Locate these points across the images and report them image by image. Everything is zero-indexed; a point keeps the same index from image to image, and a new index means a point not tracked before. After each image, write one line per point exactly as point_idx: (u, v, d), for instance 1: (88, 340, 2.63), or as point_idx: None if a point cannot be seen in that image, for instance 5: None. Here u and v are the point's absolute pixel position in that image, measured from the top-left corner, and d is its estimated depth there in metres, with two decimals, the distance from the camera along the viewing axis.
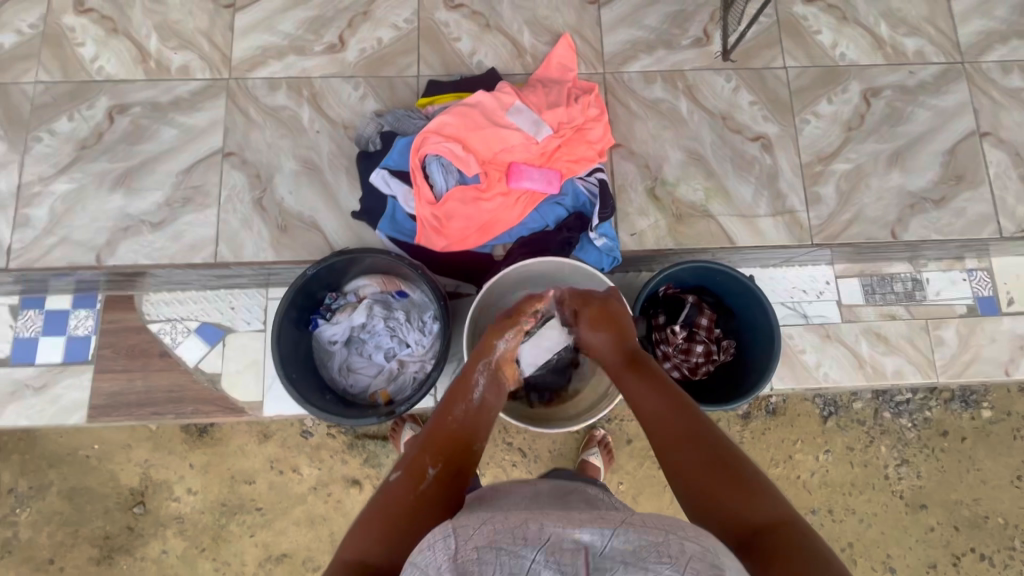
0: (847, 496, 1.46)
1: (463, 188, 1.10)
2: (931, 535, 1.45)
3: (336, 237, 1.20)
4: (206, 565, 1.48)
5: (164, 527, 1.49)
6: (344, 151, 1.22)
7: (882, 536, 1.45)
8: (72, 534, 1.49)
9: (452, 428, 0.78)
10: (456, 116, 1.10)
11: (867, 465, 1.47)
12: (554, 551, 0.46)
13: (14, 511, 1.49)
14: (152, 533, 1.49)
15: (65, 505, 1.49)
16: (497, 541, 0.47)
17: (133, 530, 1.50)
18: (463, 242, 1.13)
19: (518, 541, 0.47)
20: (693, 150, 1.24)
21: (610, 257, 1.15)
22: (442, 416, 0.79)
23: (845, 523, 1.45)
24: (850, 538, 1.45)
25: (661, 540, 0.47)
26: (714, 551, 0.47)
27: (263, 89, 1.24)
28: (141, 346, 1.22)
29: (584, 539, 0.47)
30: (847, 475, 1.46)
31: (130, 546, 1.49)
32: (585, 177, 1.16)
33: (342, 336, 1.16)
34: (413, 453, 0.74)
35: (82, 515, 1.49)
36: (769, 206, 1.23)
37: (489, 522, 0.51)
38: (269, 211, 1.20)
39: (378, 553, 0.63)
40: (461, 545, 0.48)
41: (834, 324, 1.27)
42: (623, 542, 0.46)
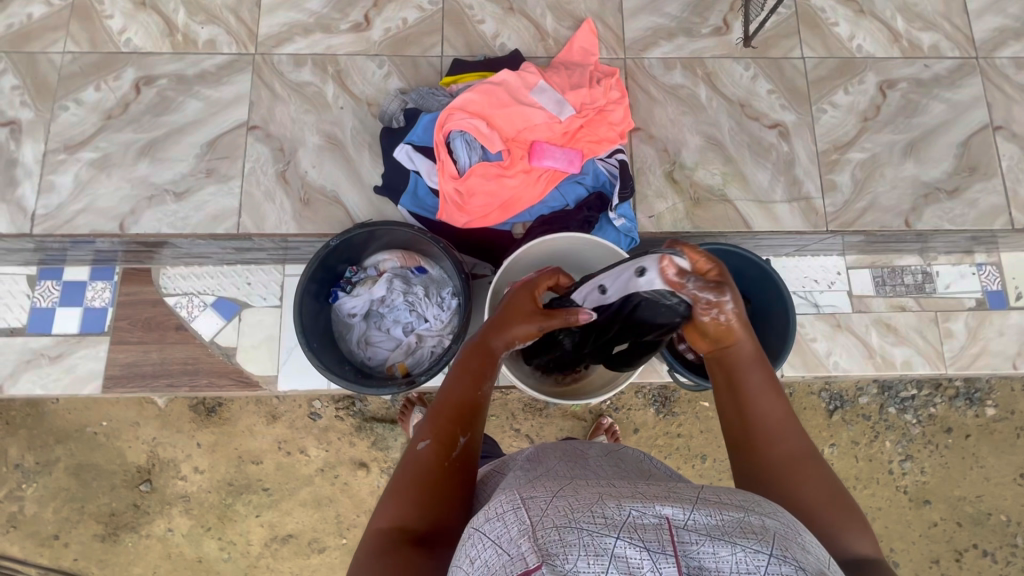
0: (850, 490, 1.47)
1: (486, 164, 1.11)
2: (934, 530, 1.47)
3: (357, 212, 1.21)
4: (212, 544, 1.49)
5: (170, 505, 1.49)
6: (367, 127, 1.23)
7: (886, 530, 1.46)
8: (78, 510, 1.49)
9: (479, 401, 0.76)
10: (481, 94, 1.12)
11: (872, 459, 1.48)
12: (638, 528, 0.46)
13: (21, 486, 1.49)
14: (158, 511, 1.49)
15: (72, 481, 1.49)
16: (576, 520, 0.48)
17: (138, 508, 1.50)
18: (485, 218, 1.14)
19: (597, 520, 0.48)
20: (712, 136, 1.26)
21: (629, 238, 1.17)
22: (469, 388, 0.76)
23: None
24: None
25: (742, 517, 0.49)
26: (792, 528, 0.50)
27: (289, 65, 1.25)
28: (157, 318, 1.23)
29: (665, 514, 0.48)
30: (851, 469, 1.48)
31: (136, 524, 1.49)
32: (606, 158, 1.18)
33: (361, 309, 1.17)
34: (440, 422, 0.72)
35: (88, 491, 1.49)
36: (785, 193, 1.25)
37: (560, 499, 0.52)
38: (291, 184, 1.21)
39: (418, 519, 0.64)
40: (538, 523, 0.48)
41: (844, 313, 1.29)
42: (704, 517, 0.48)
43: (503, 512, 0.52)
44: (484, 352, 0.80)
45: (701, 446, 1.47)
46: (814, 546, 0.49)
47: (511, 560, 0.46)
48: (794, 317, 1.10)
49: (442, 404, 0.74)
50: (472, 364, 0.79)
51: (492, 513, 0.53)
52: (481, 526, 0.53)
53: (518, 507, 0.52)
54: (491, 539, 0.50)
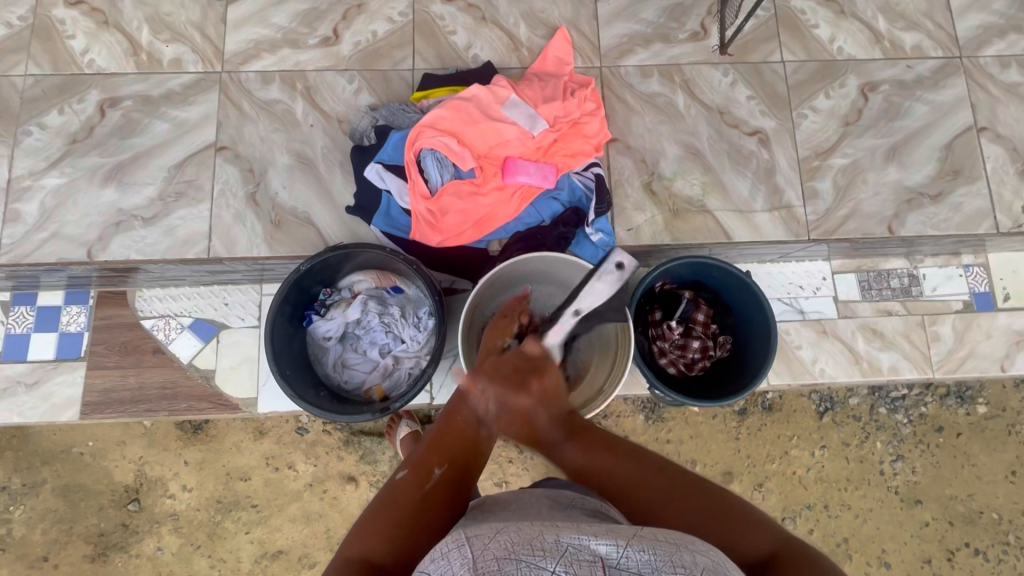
0: (842, 491, 1.46)
1: (458, 182, 1.09)
2: (926, 530, 1.46)
3: (330, 233, 1.19)
4: (202, 562, 1.48)
5: (159, 524, 1.48)
6: (338, 145, 1.21)
7: (877, 531, 1.45)
8: (66, 531, 1.48)
9: (460, 428, 0.77)
10: (451, 110, 1.09)
11: (862, 460, 1.47)
12: (574, 561, 0.45)
13: (8, 509, 1.48)
14: (147, 530, 1.48)
15: (59, 502, 1.48)
16: (516, 551, 0.47)
17: (128, 527, 1.49)
18: (459, 237, 1.12)
19: (537, 552, 0.47)
20: (690, 145, 1.23)
21: (607, 253, 1.15)
22: (453, 416, 0.78)
23: (841, 518, 1.46)
24: (845, 534, 1.45)
25: (674, 552, 0.48)
26: (724, 565, 0.48)
27: (257, 82, 1.22)
28: (132, 342, 1.20)
29: (600, 551, 0.47)
30: (842, 470, 1.47)
31: (125, 544, 1.48)
32: (582, 171, 1.15)
33: (336, 331, 1.15)
34: (421, 453, 0.73)
35: (76, 512, 1.48)
36: (765, 202, 1.23)
37: (504, 534, 0.51)
38: (263, 206, 1.19)
39: (384, 553, 0.61)
40: (478, 556, 0.47)
41: (830, 319, 1.27)
42: (638, 554, 0.47)
43: (447, 550, 0.51)
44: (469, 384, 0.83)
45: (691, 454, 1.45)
46: None
47: None
48: (774, 330, 1.08)
49: (429, 436, 0.77)
50: (464, 389, 0.83)
51: (437, 553, 0.51)
52: (426, 568, 0.50)
53: (463, 545, 0.50)
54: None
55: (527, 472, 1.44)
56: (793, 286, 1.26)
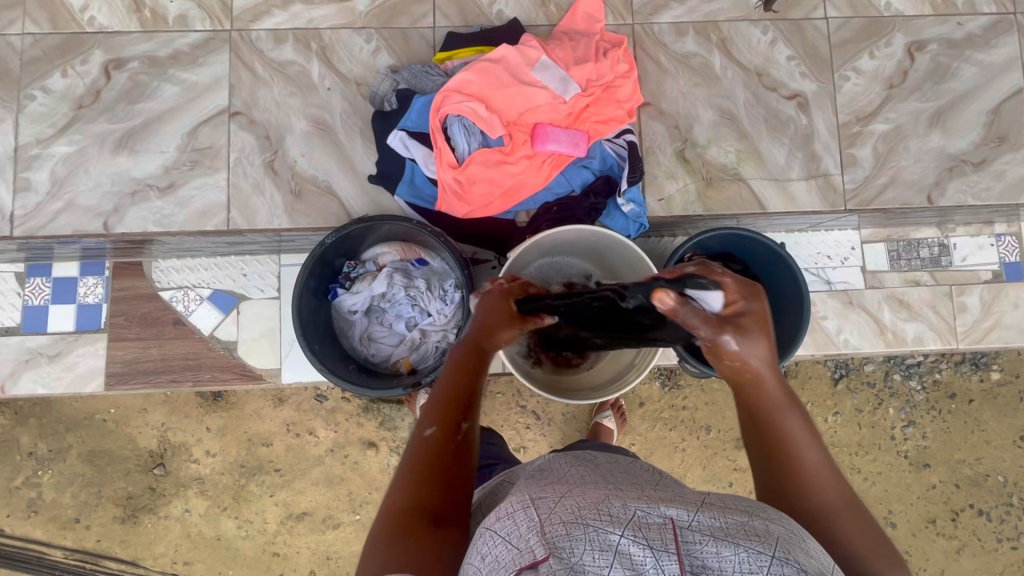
0: (853, 456, 1.49)
1: (486, 151, 1.05)
2: (932, 492, 1.49)
3: (352, 203, 1.14)
4: (229, 523, 1.52)
5: (185, 487, 1.51)
6: (357, 110, 1.15)
7: (885, 493, 1.49)
8: (95, 494, 1.51)
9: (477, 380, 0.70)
10: (479, 73, 1.04)
11: (875, 426, 1.49)
12: (643, 526, 0.45)
13: (37, 473, 1.51)
14: (174, 493, 1.51)
15: (86, 467, 1.51)
16: (582, 516, 0.47)
17: (155, 490, 1.52)
18: (487, 208, 1.09)
19: (603, 517, 0.47)
20: (726, 110, 1.18)
21: (638, 224, 1.12)
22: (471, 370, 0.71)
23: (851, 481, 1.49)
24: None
25: (745, 520, 0.47)
26: (797, 534, 0.48)
27: (269, 42, 1.15)
28: (152, 313, 1.18)
29: (669, 514, 0.47)
30: (854, 436, 1.49)
31: (153, 506, 1.52)
32: (613, 138, 1.11)
33: (362, 305, 1.12)
34: (445, 404, 0.66)
35: (103, 476, 1.51)
36: (802, 170, 1.18)
37: (568, 499, 0.51)
38: (281, 174, 1.13)
39: (436, 500, 0.59)
40: (546, 521, 0.47)
41: (856, 290, 1.23)
42: (708, 518, 0.47)
43: (512, 510, 0.51)
44: (476, 348, 0.73)
45: (707, 419, 1.47)
46: (818, 553, 0.47)
47: (518, 554, 0.45)
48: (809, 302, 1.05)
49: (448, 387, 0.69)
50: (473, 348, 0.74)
51: (502, 512, 0.52)
52: (490, 525, 0.51)
53: (528, 507, 0.51)
54: (500, 536, 0.49)
55: (546, 437, 1.45)
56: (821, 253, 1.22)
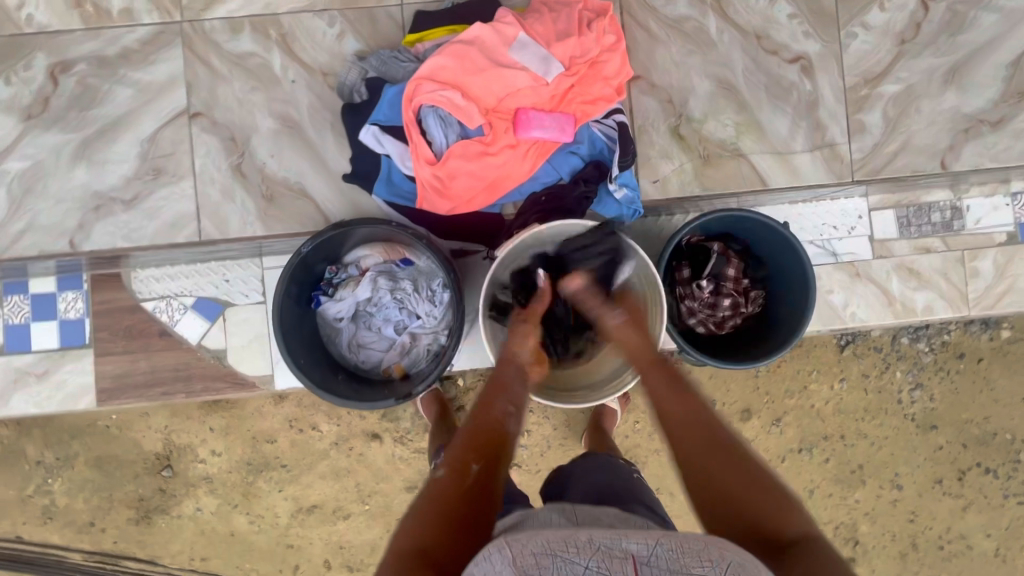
0: (859, 423, 1.46)
1: (466, 143, 0.97)
2: (939, 453, 1.47)
3: (328, 205, 1.07)
4: (242, 518, 1.53)
5: (194, 487, 1.52)
6: (325, 103, 1.06)
7: (891, 457, 1.48)
8: (107, 498, 1.52)
9: (490, 424, 0.79)
10: (452, 58, 0.95)
11: (881, 391, 1.46)
12: (606, 558, 0.54)
13: (47, 481, 1.51)
14: (184, 493, 1.52)
15: (95, 472, 1.51)
16: (553, 548, 0.56)
17: (165, 492, 1.53)
18: (471, 203, 1.02)
19: (570, 548, 0.55)
20: (723, 79, 1.09)
21: (632, 210, 1.05)
22: (488, 415, 0.80)
23: (857, 446, 1.47)
24: (859, 461, 1.48)
25: (699, 547, 0.56)
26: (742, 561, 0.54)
27: (224, 32, 1.06)
28: (137, 326, 1.12)
29: (631, 549, 0.56)
30: (860, 401, 1.46)
31: (165, 506, 1.52)
32: (602, 119, 1.03)
33: (348, 312, 1.08)
34: (455, 449, 0.75)
35: (113, 480, 1.51)
36: (807, 141, 1.10)
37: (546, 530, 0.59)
38: (249, 178, 1.06)
39: (433, 542, 0.64)
40: (519, 553, 0.55)
41: (863, 261, 1.16)
42: (664, 550, 0.55)
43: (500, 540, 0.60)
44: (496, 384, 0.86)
45: (710, 395, 1.44)
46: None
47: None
48: (814, 283, 1.01)
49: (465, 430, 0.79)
50: (491, 387, 0.85)
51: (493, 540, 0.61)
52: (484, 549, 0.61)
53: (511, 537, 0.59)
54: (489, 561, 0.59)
55: (548, 421, 1.43)
56: (827, 223, 1.13)
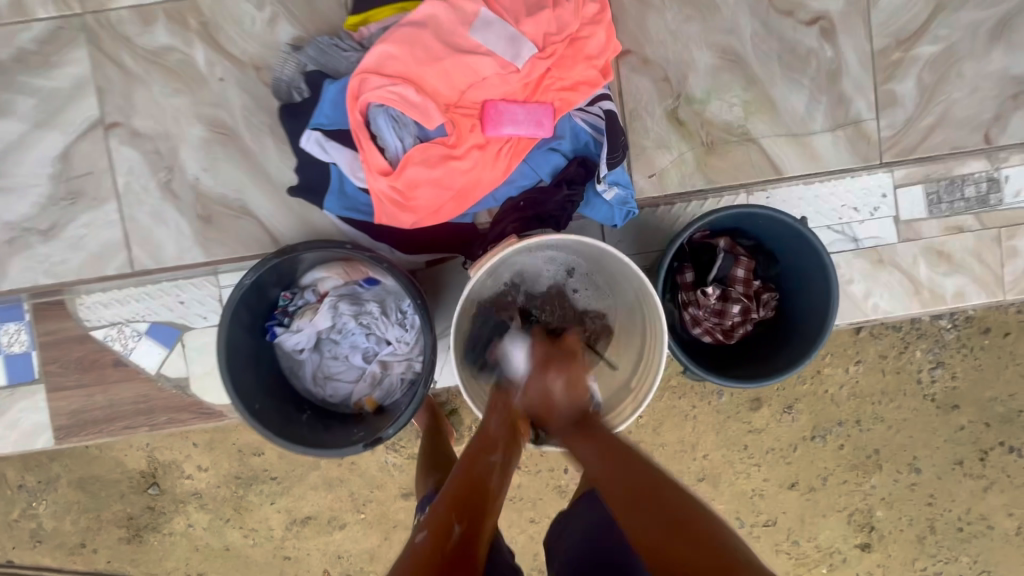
0: (876, 407, 1.23)
1: (425, 145, 0.82)
2: (960, 433, 1.24)
3: (275, 223, 0.93)
4: (236, 534, 1.33)
5: (184, 503, 1.31)
6: (261, 104, 0.91)
7: (911, 439, 1.24)
8: (95, 518, 1.32)
9: (472, 479, 0.69)
10: (401, 44, 0.79)
11: (899, 372, 1.21)
12: None
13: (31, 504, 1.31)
14: (175, 510, 1.32)
15: (79, 494, 1.30)
16: None
17: (154, 509, 1.34)
18: (438, 214, 0.87)
19: None
20: (728, 49, 0.92)
21: (625, 211, 0.90)
22: (470, 470, 0.71)
23: (874, 431, 1.24)
24: (876, 445, 1.25)
25: None
26: None
27: (135, 24, 0.90)
28: (88, 356, 0.95)
29: None
30: (877, 384, 1.23)
31: (156, 524, 1.33)
32: (585, 108, 0.87)
33: (308, 342, 0.96)
34: (438, 509, 0.65)
35: (98, 502, 1.30)
36: (827, 119, 0.94)
37: None
38: (182, 197, 0.92)
39: None
40: None
41: (888, 245, 0.98)
42: None
43: None
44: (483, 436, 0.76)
45: None
46: None
47: None
48: (836, 282, 0.87)
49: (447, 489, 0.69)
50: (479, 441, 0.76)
51: None
52: None
53: None
54: None
55: None
56: (846, 204, 0.96)
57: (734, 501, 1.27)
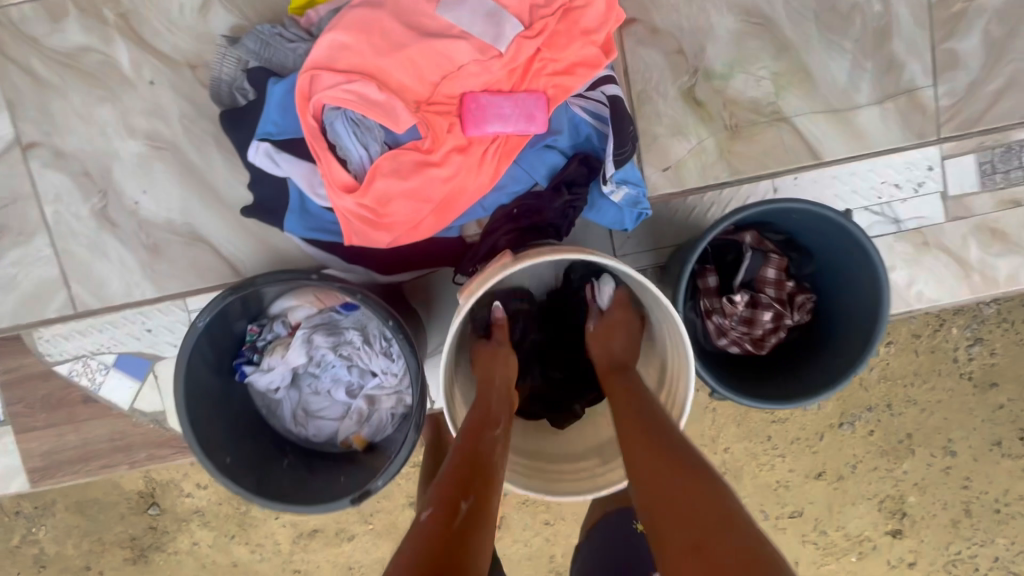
0: (906, 389, 1.04)
1: (395, 153, 0.69)
2: (1000, 414, 1.04)
3: (230, 250, 0.81)
4: (244, 549, 1.13)
5: (187, 520, 1.11)
6: (201, 111, 0.77)
7: (945, 422, 1.05)
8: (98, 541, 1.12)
9: (476, 455, 0.59)
10: (357, 31, 0.65)
11: (934, 351, 1.03)
12: None
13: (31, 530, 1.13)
14: (177, 528, 1.11)
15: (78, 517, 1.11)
16: None
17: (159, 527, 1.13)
18: (417, 231, 0.74)
19: None
20: (754, 9, 0.76)
21: (636, 212, 0.77)
22: (471, 445, 0.60)
23: (904, 416, 1.05)
24: (908, 428, 1.06)
25: None
26: None
27: (43, 22, 0.75)
28: (55, 395, 0.84)
29: None
30: (908, 364, 1.04)
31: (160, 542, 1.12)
32: (584, 94, 0.73)
33: (282, 380, 0.85)
34: (442, 483, 0.55)
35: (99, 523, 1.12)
36: (874, 90, 0.79)
37: None
38: (121, 226, 0.79)
39: None
40: None
41: (933, 225, 0.82)
42: None
43: None
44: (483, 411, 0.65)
45: None
46: None
47: None
48: (887, 282, 0.74)
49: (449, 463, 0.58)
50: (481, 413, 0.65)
51: None
52: None
53: None
54: None
55: None
56: (887, 180, 0.80)
57: (759, 492, 1.09)
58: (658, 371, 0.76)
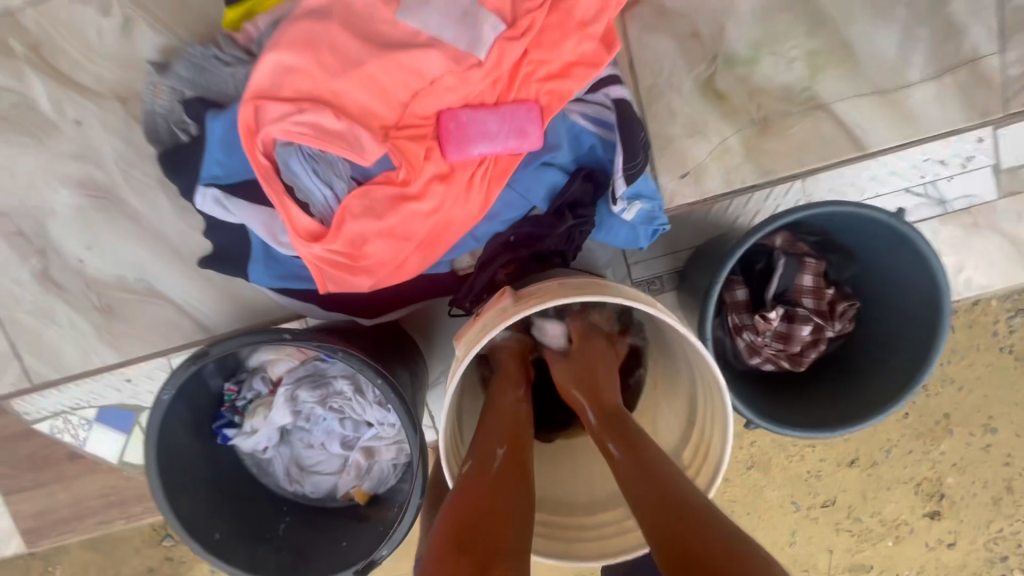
0: (940, 366, 0.88)
1: (365, 188, 0.58)
2: None
3: (196, 304, 0.71)
4: None
5: None
6: (143, 151, 0.67)
7: (987, 399, 0.89)
8: None
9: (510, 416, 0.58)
10: (304, 48, 0.54)
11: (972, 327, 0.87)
12: None
13: None
14: None
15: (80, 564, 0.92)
16: None
17: None
18: (401, 271, 0.63)
19: None
20: None
21: (654, 228, 0.66)
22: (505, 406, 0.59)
23: (942, 396, 0.89)
24: (946, 408, 0.90)
25: None
26: None
27: None
28: (39, 455, 0.76)
29: None
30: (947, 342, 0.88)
31: None
32: (582, 98, 0.62)
33: (270, 438, 0.77)
34: (479, 445, 0.55)
35: None
36: (925, 62, 0.68)
37: None
38: (68, 287, 0.70)
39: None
40: None
41: (986, 203, 0.71)
42: None
43: None
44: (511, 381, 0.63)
45: None
46: None
47: None
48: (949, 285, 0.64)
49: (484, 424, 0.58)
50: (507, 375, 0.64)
51: None
52: None
53: None
54: None
55: None
56: (929, 156, 0.69)
57: (788, 485, 0.92)
58: (688, 410, 0.65)
